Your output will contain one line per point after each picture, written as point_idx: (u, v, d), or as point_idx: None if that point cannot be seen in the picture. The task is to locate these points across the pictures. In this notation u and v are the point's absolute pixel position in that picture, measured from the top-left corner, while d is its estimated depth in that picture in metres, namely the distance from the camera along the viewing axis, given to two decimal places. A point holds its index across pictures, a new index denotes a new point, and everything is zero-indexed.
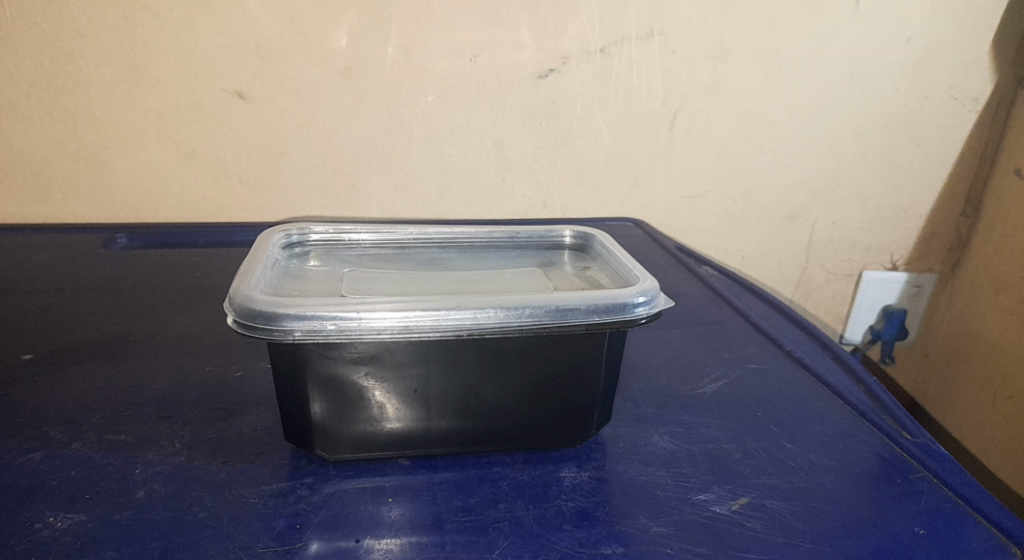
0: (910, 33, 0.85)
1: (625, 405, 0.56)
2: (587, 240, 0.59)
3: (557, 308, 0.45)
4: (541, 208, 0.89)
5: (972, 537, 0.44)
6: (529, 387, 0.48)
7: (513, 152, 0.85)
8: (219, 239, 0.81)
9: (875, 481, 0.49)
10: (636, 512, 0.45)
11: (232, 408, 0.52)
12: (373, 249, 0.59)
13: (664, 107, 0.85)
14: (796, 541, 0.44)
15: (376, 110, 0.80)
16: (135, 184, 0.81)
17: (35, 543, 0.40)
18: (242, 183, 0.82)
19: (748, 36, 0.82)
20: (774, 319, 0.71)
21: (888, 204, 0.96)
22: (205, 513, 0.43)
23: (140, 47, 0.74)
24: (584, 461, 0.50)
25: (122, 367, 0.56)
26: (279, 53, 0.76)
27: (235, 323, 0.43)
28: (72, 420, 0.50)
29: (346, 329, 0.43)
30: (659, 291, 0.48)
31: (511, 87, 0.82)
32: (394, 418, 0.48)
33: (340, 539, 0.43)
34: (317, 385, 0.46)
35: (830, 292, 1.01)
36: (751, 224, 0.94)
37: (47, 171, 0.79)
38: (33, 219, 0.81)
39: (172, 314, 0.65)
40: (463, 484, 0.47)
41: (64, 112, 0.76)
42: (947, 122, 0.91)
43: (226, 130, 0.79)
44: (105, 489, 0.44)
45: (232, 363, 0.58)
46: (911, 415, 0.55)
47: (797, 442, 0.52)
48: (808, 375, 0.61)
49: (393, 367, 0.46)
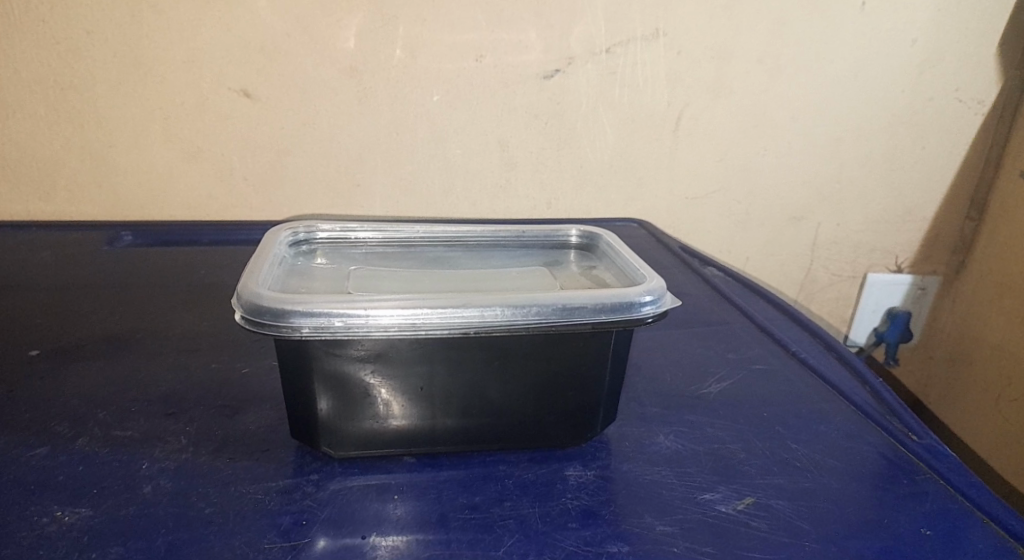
0: (915, 35, 0.85)
1: (629, 405, 0.56)
2: (593, 239, 0.60)
3: (563, 306, 0.45)
4: (544, 208, 0.89)
5: (978, 538, 0.44)
6: (534, 386, 0.48)
7: (517, 152, 0.85)
8: (224, 237, 0.81)
9: (880, 482, 0.49)
10: (641, 512, 0.45)
11: (238, 406, 0.52)
12: (378, 247, 0.59)
13: (668, 107, 0.85)
14: (801, 541, 0.43)
15: (381, 108, 0.81)
16: (140, 182, 0.81)
17: (41, 537, 0.40)
18: (247, 182, 0.82)
19: (752, 37, 0.82)
20: (778, 320, 0.71)
21: (892, 206, 0.95)
22: (210, 509, 0.43)
23: (146, 45, 0.75)
24: (588, 460, 0.50)
25: (128, 364, 0.56)
26: (285, 52, 0.77)
27: (242, 319, 0.43)
28: (78, 416, 0.50)
29: (352, 327, 0.43)
30: (665, 290, 0.49)
31: (515, 87, 0.82)
32: (399, 416, 0.48)
33: (346, 536, 0.43)
34: (322, 382, 0.46)
35: (834, 294, 1.01)
36: (755, 225, 0.94)
37: (52, 169, 0.79)
38: (38, 216, 0.81)
39: (177, 311, 0.65)
40: (468, 482, 0.47)
41: (70, 110, 0.76)
42: (952, 124, 0.91)
43: (231, 128, 0.80)
44: (111, 485, 0.44)
45: (237, 360, 0.58)
46: (916, 416, 0.55)
47: (802, 443, 0.52)
48: (812, 376, 0.61)
49: (398, 365, 0.46)
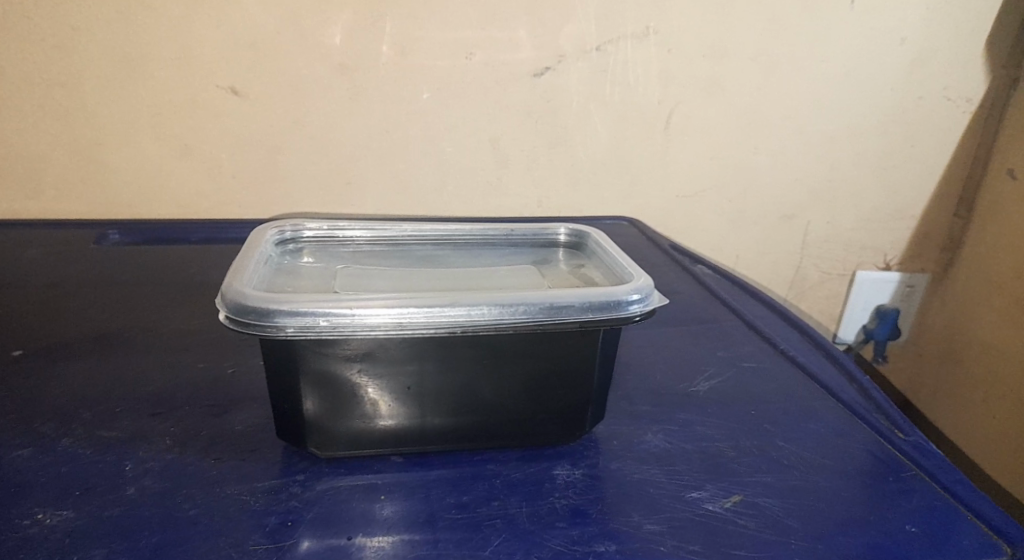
0: (905, 33, 0.86)
1: (619, 403, 0.56)
2: (583, 237, 0.59)
3: (551, 304, 0.45)
4: (536, 206, 0.89)
5: (965, 536, 0.44)
6: (523, 385, 0.48)
7: (509, 150, 0.85)
8: (213, 235, 0.81)
9: (868, 479, 0.49)
10: (630, 510, 0.45)
11: (225, 405, 0.52)
12: (367, 246, 0.58)
13: (660, 105, 0.85)
14: (789, 539, 0.43)
15: (372, 106, 0.80)
16: (129, 180, 0.81)
17: (24, 539, 0.40)
18: (237, 180, 0.82)
19: (744, 35, 0.82)
20: (768, 318, 0.71)
21: (883, 204, 0.96)
22: (196, 510, 0.43)
23: (134, 42, 0.74)
24: (577, 459, 0.50)
25: (114, 363, 0.56)
26: (275, 50, 0.76)
27: (227, 319, 0.43)
28: (63, 416, 0.50)
29: (339, 325, 0.43)
30: (654, 288, 0.49)
31: (508, 85, 0.81)
32: (387, 415, 0.47)
33: (332, 536, 0.42)
34: (309, 381, 0.46)
35: (825, 292, 1.01)
36: (746, 224, 0.94)
37: (39, 166, 0.78)
38: (25, 214, 0.81)
39: (165, 311, 0.64)
40: (456, 481, 0.47)
41: (57, 107, 0.76)
42: (941, 122, 0.91)
43: (220, 126, 0.79)
44: (96, 485, 0.44)
45: (226, 359, 0.58)
46: (903, 413, 0.55)
47: (791, 441, 0.52)
48: (801, 374, 0.62)
49: (386, 364, 0.46)
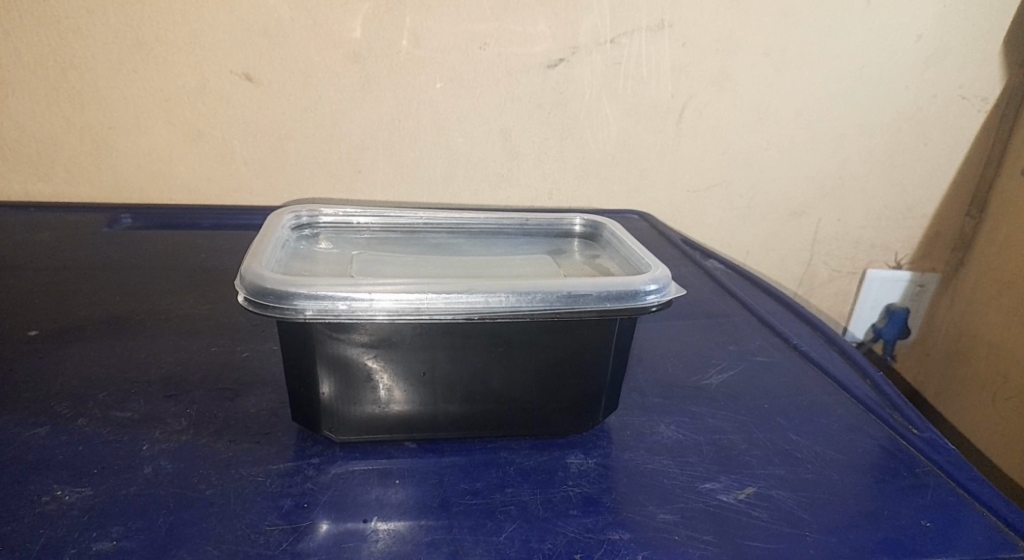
0: (921, 30, 0.85)
1: (631, 395, 0.56)
2: (597, 228, 0.59)
3: (569, 293, 0.45)
4: (546, 198, 0.89)
5: (978, 531, 0.44)
6: (538, 374, 0.48)
7: (520, 142, 0.85)
8: (223, 222, 0.81)
9: (881, 474, 0.49)
10: (642, 501, 0.45)
11: (238, 389, 0.52)
12: (380, 233, 0.58)
13: (673, 98, 0.85)
14: (801, 531, 0.43)
15: (385, 94, 0.80)
16: (141, 164, 0.81)
17: (41, 515, 0.40)
18: (248, 166, 0.82)
19: (759, 30, 0.82)
20: (780, 314, 0.71)
21: (893, 203, 0.96)
22: (211, 491, 0.43)
23: (149, 26, 0.74)
24: (589, 449, 0.50)
25: (126, 346, 0.56)
26: (288, 37, 0.76)
27: (246, 301, 0.43)
28: (77, 396, 0.50)
29: (357, 309, 0.43)
30: (670, 279, 0.48)
31: (521, 76, 0.81)
32: (401, 401, 0.47)
33: (347, 519, 0.42)
34: (325, 365, 0.46)
35: (833, 289, 1.01)
36: (756, 219, 0.94)
37: (51, 149, 0.78)
38: (37, 197, 0.81)
39: (177, 296, 0.64)
40: (470, 468, 0.47)
41: (69, 89, 0.76)
42: (956, 121, 0.91)
43: (232, 111, 0.79)
44: (111, 465, 0.44)
45: (238, 344, 0.58)
46: (917, 410, 0.55)
47: (803, 435, 0.52)
48: (814, 369, 0.61)
49: (402, 350, 0.46)
